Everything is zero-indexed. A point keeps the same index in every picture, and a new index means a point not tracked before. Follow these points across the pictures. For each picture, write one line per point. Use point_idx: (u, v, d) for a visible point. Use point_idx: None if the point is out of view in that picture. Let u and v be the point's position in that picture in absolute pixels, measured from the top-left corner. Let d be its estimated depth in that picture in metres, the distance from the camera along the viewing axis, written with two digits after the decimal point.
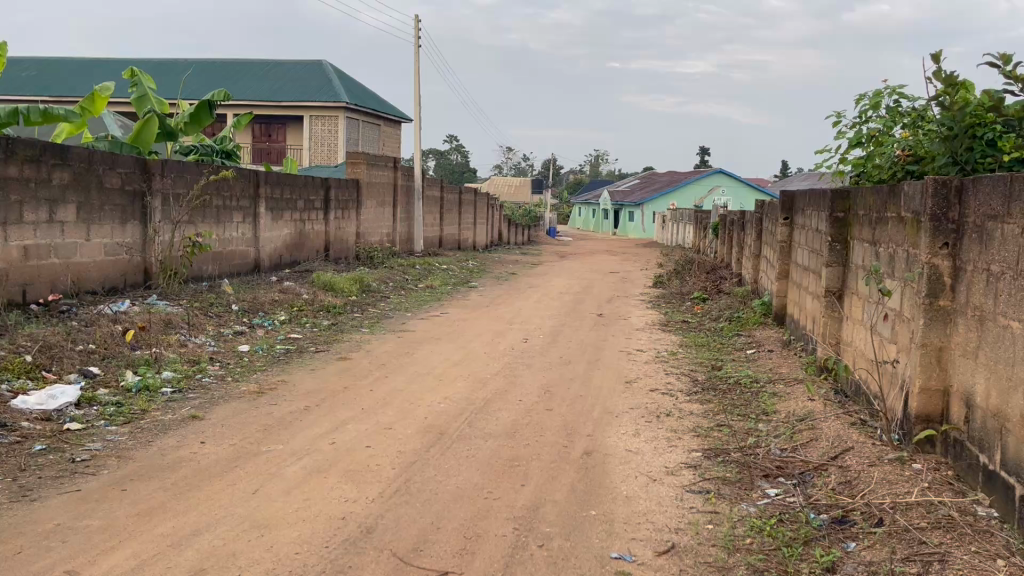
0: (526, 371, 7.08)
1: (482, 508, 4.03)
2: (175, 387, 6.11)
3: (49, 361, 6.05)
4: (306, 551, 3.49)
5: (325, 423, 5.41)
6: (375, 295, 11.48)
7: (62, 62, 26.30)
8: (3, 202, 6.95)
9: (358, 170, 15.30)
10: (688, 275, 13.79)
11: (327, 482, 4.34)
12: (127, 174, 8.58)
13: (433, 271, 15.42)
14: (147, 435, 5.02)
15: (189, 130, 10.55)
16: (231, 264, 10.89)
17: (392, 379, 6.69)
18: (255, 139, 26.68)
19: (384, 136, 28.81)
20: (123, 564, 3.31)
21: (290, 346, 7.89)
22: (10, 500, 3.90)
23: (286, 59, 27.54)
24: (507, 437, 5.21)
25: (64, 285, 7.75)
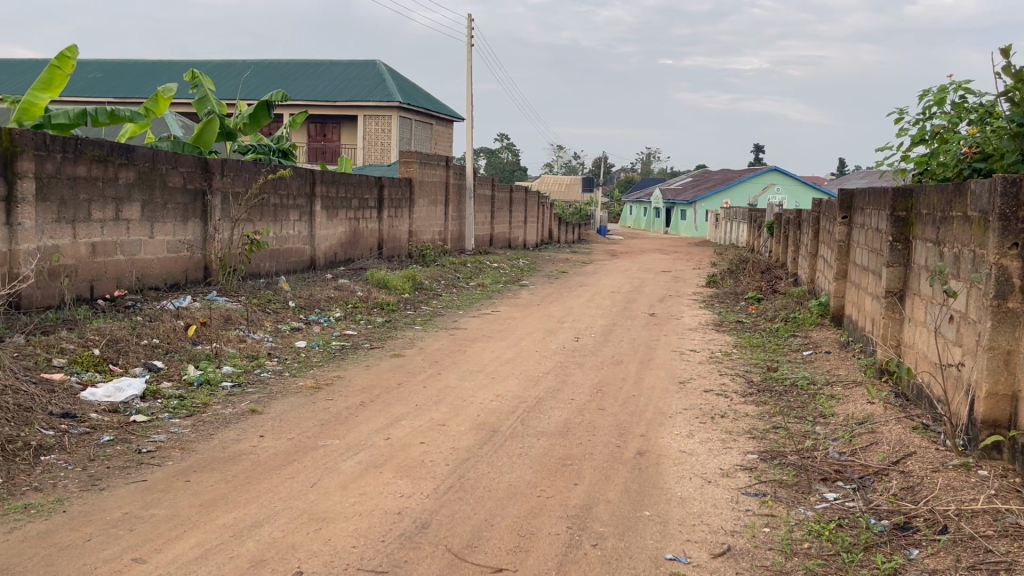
0: (579, 370, 7.06)
1: (536, 506, 4.05)
2: (234, 381, 6.26)
3: (116, 354, 6.25)
4: (363, 545, 3.54)
5: (380, 419, 5.49)
6: (427, 293, 11.57)
7: (127, 64, 27.14)
8: (73, 200, 7.19)
9: (410, 169, 15.43)
10: (742, 274, 13.62)
11: (383, 477, 4.40)
12: (189, 173, 8.80)
13: (484, 269, 15.48)
14: (209, 428, 5.15)
15: (247, 130, 10.77)
16: (288, 261, 11.09)
17: (445, 377, 6.75)
18: (310, 138, 27.14)
19: (436, 135, 29.05)
20: (187, 553, 3.40)
21: (345, 342, 8.00)
22: (81, 489, 4.04)
23: (340, 60, 27.96)
24: (560, 436, 5.21)
25: (129, 282, 7.98)
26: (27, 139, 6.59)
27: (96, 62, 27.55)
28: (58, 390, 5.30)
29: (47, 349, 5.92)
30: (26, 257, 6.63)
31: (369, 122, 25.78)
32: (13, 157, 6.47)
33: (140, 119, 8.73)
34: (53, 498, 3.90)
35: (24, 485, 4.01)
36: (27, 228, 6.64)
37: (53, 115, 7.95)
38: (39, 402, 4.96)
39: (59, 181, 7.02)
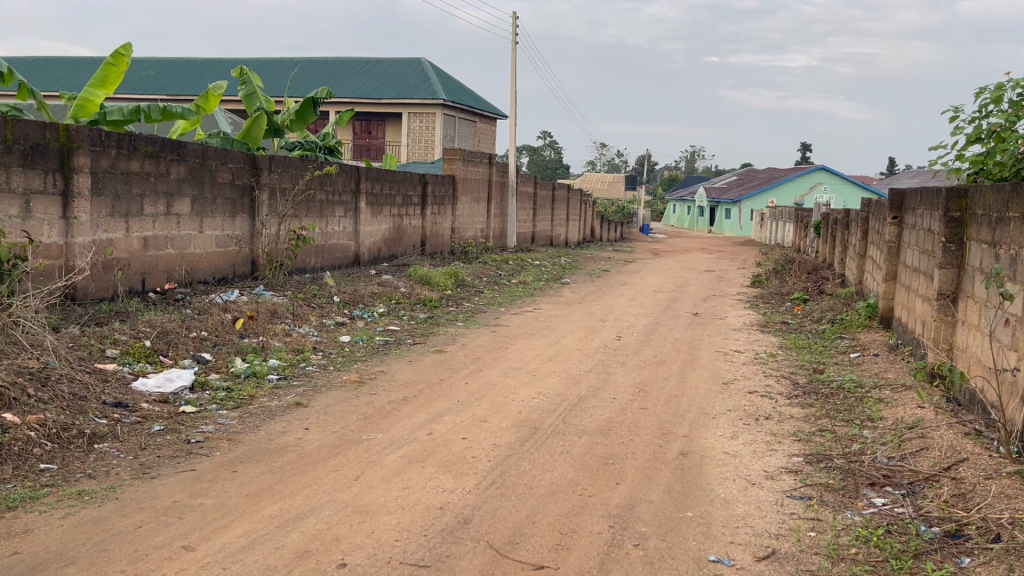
0: (621, 369, 7.03)
1: (578, 504, 4.04)
2: (280, 374, 6.36)
3: (166, 346, 6.38)
4: (406, 539, 3.57)
5: (422, 414, 5.52)
6: (469, 290, 11.60)
7: (178, 62, 27.69)
8: (126, 194, 7.36)
9: (454, 166, 15.51)
10: (788, 275, 13.42)
11: (425, 471, 4.43)
12: (238, 169, 8.95)
13: (526, 266, 15.48)
14: (255, 420, 5.24)
15: (294, 127, 10.91)
16: (333, 257, 11.22)
17: (487, 373, 6.77)
18: (355, 135, 27.41)
19: (480, 133, 29.13)
20: (235, 542, 3.46)
21: (388, 337, 8.07)
22: (132, 477, 4.14)
23: (386, 58, 28.21)
24: (602, 435, 5.19)
25: (178, 275, 8.15)
26: (83, 135, 6.77)
27: (148, 60, 28.17)
28: (111, 380, 5.44)
29: (100, 340, 6.08)
30: (81, 250, 6.82)
31: (413, 119, 25.95)
32: (69, 152, 6.65)
33: (191, 116, 8.89)
34: (106, 485, 4.00)
35: (78, 472, 4.12)
36: (82, 222, 6.83)
37: (108, 112, 8.13)
38: (93, 391, 5.09)
39: (113, 176, 7.20)
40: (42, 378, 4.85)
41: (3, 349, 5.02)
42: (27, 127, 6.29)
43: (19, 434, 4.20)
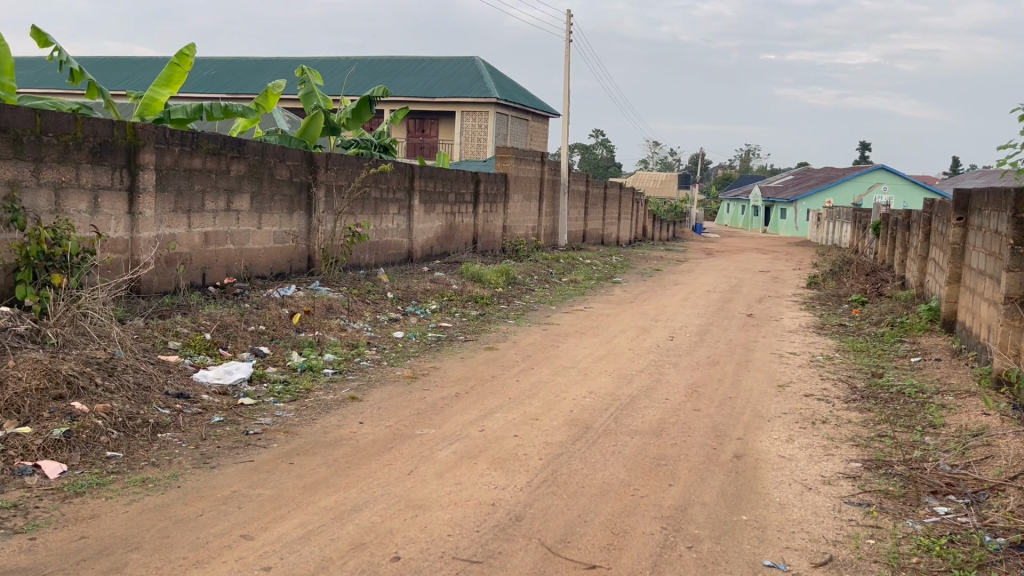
0: (673, 369, 6.97)
1: (630, 505, 4.02)
2: (335, 368, 6.46)
3: (226, 339, 6.54)
4: (459, 534, 3.60)
5: (474, 410, 5.56)
6: (520, 288, 11.63)
7: (238, 62, 28.31)
8: (189, 190, 7.55)
9: (506, 165, 15.55)
10: (845, 276, 13.14)
11: (478, 467, 4.46)
12: (296, 166, 9.10)
13: (577, 265, 15.45)
14: (312, 412, 5.34)
15: (350, 126, 11.07)
16: (386, 254, 11.35)
17: (538, 371, 6.78)
18: (409, 133, 27.68)
19: (532, 131, 29.16)
20: (292, 533, 3.53)
21: (440, 334, 8.14)
22: (194, 466, 4.25)
23: (440, 57, 28.43)
24: (654, 435, 5.15)
25: (238, 270, 8.35)
26: (149, 132, 6.96)
27: (210, 60, 28.82)
28: (174, 371, 5.59)
29: (163, 332, 6.25)
30: (145, 245, 7.03)
31: (466, 117, 26.08)
32: (135, 150, 6.85)
33: (251, 115, 9.07)
34: (169, 474, 4.11)
35: (142, 460, 4.24)
36: (147, 217, 7.03)
37: (172, 111, 8.34)
38: (157, 381, 5.23)
39: (176, 173, 7.38)
40: (108, 368, 5.01)
41: (71, 339, 5.20)
42: (96, 125, 6.50)
43: (88, 422, 4.35)
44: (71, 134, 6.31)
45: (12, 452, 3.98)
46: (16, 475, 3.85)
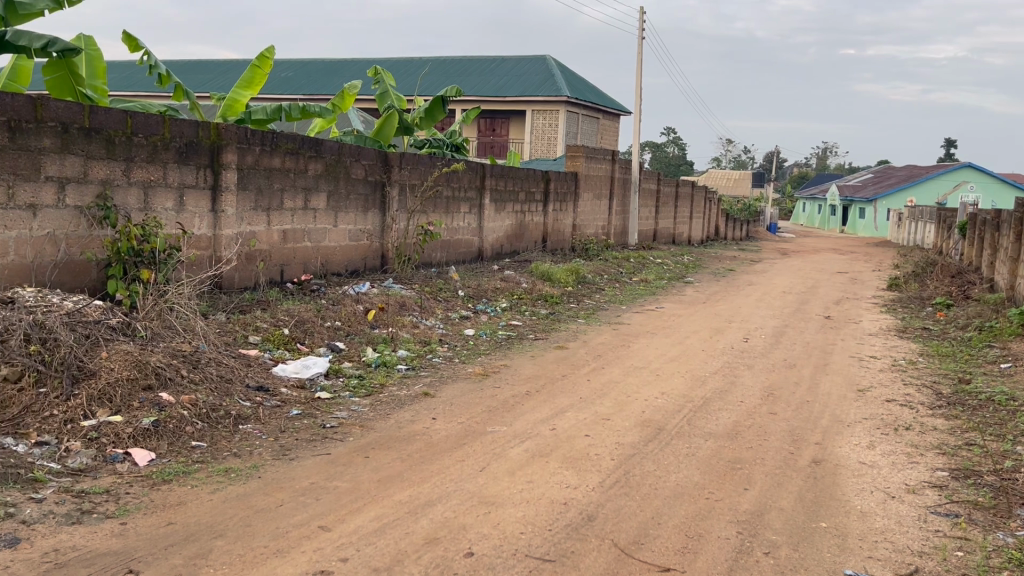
0: (748, 372, 6.84)
1: (704, 508, 3.96)
2: (408, 364, 6.55)
3: (303, 334, 6.70)
4: (532, 532, 3.60)
5: (546, 409, 5.56)
6: (590, 287, 11.57)
7: (314, 64, 28.98)
8: (268, 189, 7.76)
9: (577, 163, 15.50)
10: (929, 278, 12.66)
11: (550, 466, 4.46)
12: (370, 166, 9.26)
13: (648, 265, 15.29)
14: (386, 407, 5.42)
15: (423, 125, 11.21)
16: (457, 252, 11.45)
17: (609, 371, 6.74)
18: (480, 133, 27.88)
19: (603, 129, 29.00)
20: (368, 525, 3.59)
21: (511, 332, 8.17)
22: (273, 457, 4.36)
23: (511, 56, 28.56)
24: (729, 438, 5.07)
25: (314, 267, 8.55)
26: (232, 133, 7.18)
27: (288, 62, 29.57)
28: (254, 364, 5.76)
29: (244, 327, 6.45)
30: (227, 242, 7.26)
31: (537, 116, 26.10)
32: (218, 150, 7.08)
33: (327, 116, 9.26)
34: (250, 464, 4.23)
35: (225, 450, 4.38)
36: (229, 215, 7.26)
37: (252, 111, 8.57)
38: (239, 374, 5.40)
39: (257, 172, 7.59)
40: (193, 361, 5.19)
41: (159, 332, 5.40)
42: (183, 126, 6.74)
43: (174, 413, 4.51)
44: (160, 134, 6.55)
45: (105, 439, 4.16)
46: (108, 462, 4.02)
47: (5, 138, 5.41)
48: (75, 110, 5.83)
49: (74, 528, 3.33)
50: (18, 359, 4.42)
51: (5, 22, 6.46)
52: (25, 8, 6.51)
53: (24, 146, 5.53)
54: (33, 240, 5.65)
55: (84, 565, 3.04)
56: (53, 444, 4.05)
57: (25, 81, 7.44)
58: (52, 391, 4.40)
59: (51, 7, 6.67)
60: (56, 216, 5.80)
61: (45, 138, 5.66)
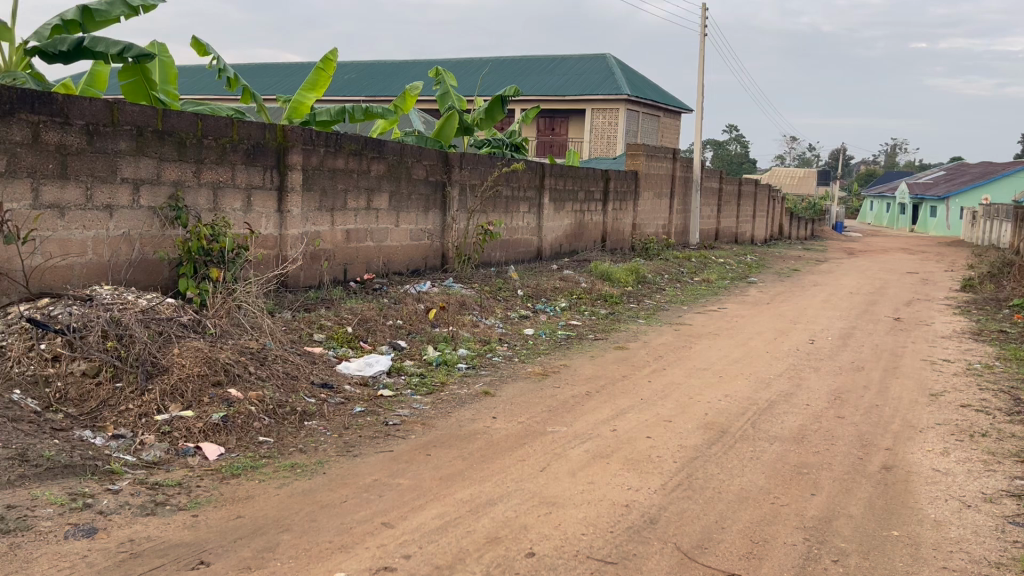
0: (814, 374, 6.68)
1: (769, 513, 3.88)
2: (469, 363, 6.59)
3: (366, 333, 6.79)
4: (593, 534, 3.58)
5: (606, 410, 5.52)
6: (651, 286, 11.47)
7: (376, 66, 29.39)
8: (333, 190, 7.89)
9: (637, 162, 15.37)
10: (1006, 278, 12.18)
11: (610, 467, 4.42)
12: (431, 166, 9.34)
13: (710, 265, 15.06)
14: (447, 406, 5.46)
15: (483, 125, 11.27)
16: (517, 252, 11.47)
17: (670, 372, 6.66)
18: (540, 132, 27.90)
19: (664, 128, 28.70)
20: (430, 523, 3.62)
21: (570, 332, 8.14)
22: (338, 453, 4.43)
23: (571, 56, 28.50)
24: (795, 442, 4.96)
25: (376, 266, 8.66)
26: (297, 134, 7.32)
27: (352, 64, 30.05)
28: (318, 362, 5.86)
29: (309, 325, 6.58)
30: (292, 242, 7.42)
31: (597, 115, 25.99)
32: (284, 151, 7.23)
33: (390, 116, 9.37)
34: (315, 460, 4.31)
35: (291, 446, 4.46)
36: (294, 215, 7.42)
37: (317, 113, 8.72)
38: (304, 371, 5.50)
39: (321, 173, 7.73)
40: (260, 358, 5.31)
41: (228, 330, 5.54)
42: (251, 129, 6.91)
43: (243, 408, 4.62)
44: (229, 137, 6.72)
45: (177, 433, 4.29)
46: (180, 455, 4.14)
47: (84, 142, 5.59)
48: (149, 114, 6.01)
49: (148, 519, 3.44)
50: (96, 355, 4.59)
51: (83, 28, 6.75)
52: (101, 15, 6.71)
53: (101, 149, 5.72)
54: (110, 239, 5.86)
55: (158, 556, 3.13)
56: (128, 438, 4.20)
57: (102, 85, 7.72)
58: (128, 386, 4.55)
59: (126, 13, 6.84)
60: (131, 216, 6.00)
61: (121, 141, 5.85)
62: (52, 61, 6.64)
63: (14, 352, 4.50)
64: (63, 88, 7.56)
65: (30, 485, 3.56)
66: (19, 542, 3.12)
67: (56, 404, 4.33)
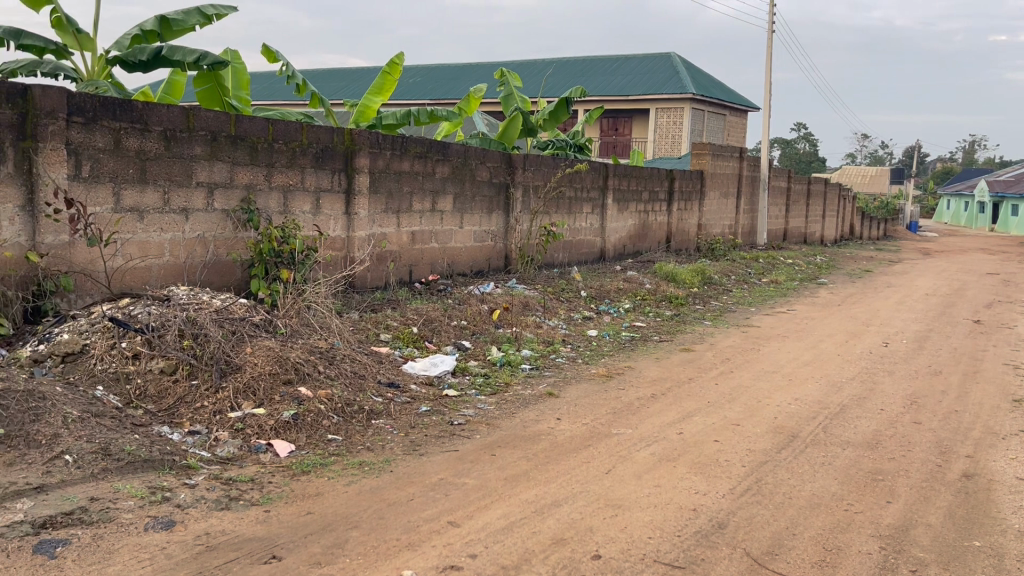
0: (888, 378, 6.47)
1: (843, 520, 3.78)
2: (533, 364, 6.59)
3: (431, 333, 6.86)
4: (659, 537, 3.54)
5: (672, 412, 5.46)
6: (717, 288, 11.29)
7: (440, 69, 29.68)
8: (398, 192, 8.00)
9: (703, 161, 15.15)
10: None
11: (677, 471, 4.37)
12: (495, 167, 9.38)
13: (778, 265, 14.76)
14: (511, 406, 5.47)
15: (546, 126, 11.27)
16: (580, 253, 11.44)
17: (738, 375, 6.54)
18: (604, 133, 27.83)
19: (730, 126, 28.25)
20: (495, 523, 3.63)
21: (635, 333, 8.07)
22: (404, 452, 4.48)
23: (635, 55, 28.31)
24: (869, 447, 4.82)
25: (441, 267, 8.75)
26: (364, 137, 7.45)
27: (416, 68, 30.39)
28: (385, 361, 5.94)
29: (376, 325, 6.69)
30: (359, 244, 7.56)
31: (661, 115, 25.74)
32: (351, 154, 7.37)
33: (455, 119, 9.44)
34: (383, 458, 4.37)
35: (359, 444, 4.53)
36: (361, 217, 7.55)
37: (383, 117, 8.85)
38: (371, 370, 5.58)
39: (388, 176, 7.84)
40: (329, 357, 5.41)
41: (299, 329, 5.66)
42: (320, 133, 7.05)
43: (312, 406, 4.71)
44: (298, 141, 6.86)
45: (249, 430, 4.40)
46: (252, 452, 4.24)
47: (161, 147, 5.78)
48: (223, 119, 6.18)
49: (223, 513, 3.53)
50: (173, 353, 4.75)
51: (161, 37, 7.04)
52: (178, 24, 6.99)
53: (177, 154, 5.90)
54: (186, 241, 6.05)
55: (232, 549, 3.21)
56: (203, 434, 4.33)
57: (179, 94, 7.98)
58: (203, 383, 4.69)
59: (201, 22, 7.11)
60: (205, 219, 6.18)
61: (196, 146, 6.03)
62: (132, 70, 6.89)
63: (97, 350, 4.69)
64: (142, 96, 7.86)
65: (112, 478, 3.69)
66: (102, 533, 3.24)
67: (136, 399, 4.50)
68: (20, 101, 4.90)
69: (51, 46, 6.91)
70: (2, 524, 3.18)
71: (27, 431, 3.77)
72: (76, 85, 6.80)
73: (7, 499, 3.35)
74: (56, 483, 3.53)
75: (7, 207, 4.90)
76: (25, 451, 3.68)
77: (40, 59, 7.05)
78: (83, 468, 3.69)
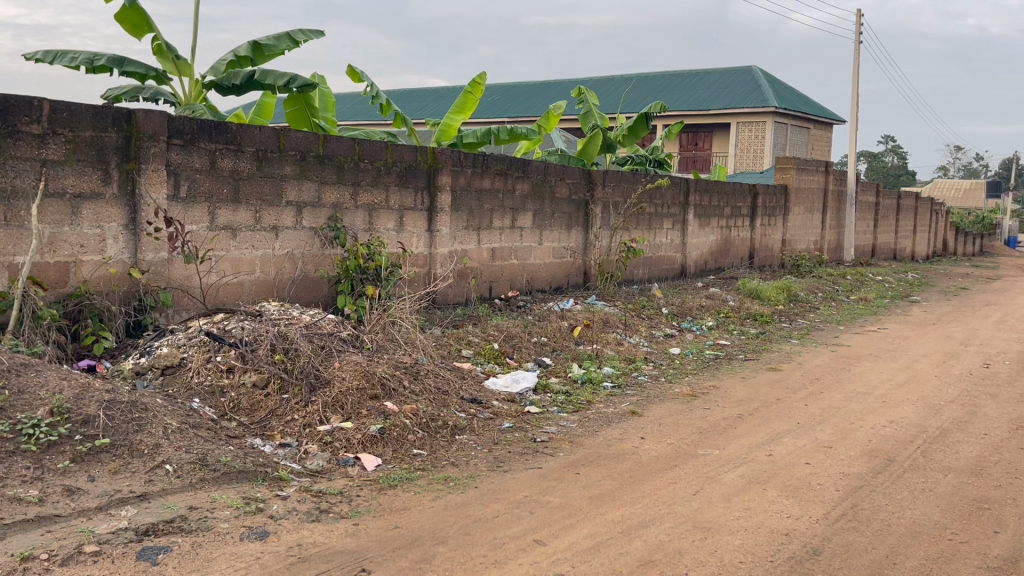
0: (991, 401, 6.15)
1: (947, 550, 3.60)
2: (614, 382, 6.51)
3: (512, 349, 6.88)
4: (750, 562, 3.44)
5: (760, 434, 5.30)
6: (803, 305, 11.00)
7: (520, 87, 29.98)
8: (479, 209, 8.08)
9: (787, 175, 14.79)
10: None
11: (767, 494, 4.23)
12: (574, 184, 9.38)
13: (868, 282, 14.26)
14: (594, 424, 5.42)
15: (625, 143, 11.20)
16: (660, 269, 11.30)
17: (829, 396, 6.32)
18: (683, 147, 27.65)
19: (815, 140, 27.60)
20: (581, 543, 3.58)
21: (719, 352, 7.91)
22: (488, 469, 4.48)
23: (715, 70, 28.04)
24: (973, 473, 4.59)
25: (521, 283, 8.78)
26: (446, 156, 7.55)
27: (496, 86, 30.75)
28: (468, 377, 5.98)
29: (458, 341, 6.76)
30: (441, 260, 7.69)
31: (741, 129, 25.37)
32: (434, 173, 7.49)
33: (534, 137, 9.48)
34: (467, 474, 4.38)
35: (443, 459, 4.55)
36: (443, 234, 7.67)
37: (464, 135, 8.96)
38: (454, 386, 5.61)
39: (468, 193, 7.93)
40: (413, 372, 5.46)
41: (384, 344, 5.74)
42: (404, 151, 7.18)
43: (398, 420, 4.75)
44: (383, 160, 7.01)
45: (338, 444, 4.48)
46: (340, 465, 4.31)
47: (253, 167, 5.96)
48: (312, 140, 6.34)
49: (314, 525, 3.59)
50: (265, 367, 4.89)
51: (253, 62, 7.32)
52: (269, 49, 7.27)
53: (269, 174, 6.09)
54: (276, 258, 6.24)
55: (323, 561, 3.26)
56: (294, 446, 4.43)
57: (269, 116, 8.25)
58: (293, 397, 4.80)
59: (291, 47, 7.38)
60: (295, 236, 6.37)
61: (286, 166, 6.21)
62: (226, 93, 7.16)
63: (194, 364, 4.84)
64: (235, 118, 8.18)
65: (209, 488, 3.81)
66: (200, 542, 3.33)
67: (230, 412, 4.63)
68: (124, 125, 5.13)
69: (152, 73, 7.24)
70: (108, 530, 3.31)
71: (131, 441, 3.92)
72: (175, 109, 7.11)
73: (112, 507, 3.49)
74: (157, 492, 3.66)
75: (112, 225, 5.15)
76: (130, 461, 3.82)
77: (141, 85, 7.40)
78: (182, 477, 3.82)
